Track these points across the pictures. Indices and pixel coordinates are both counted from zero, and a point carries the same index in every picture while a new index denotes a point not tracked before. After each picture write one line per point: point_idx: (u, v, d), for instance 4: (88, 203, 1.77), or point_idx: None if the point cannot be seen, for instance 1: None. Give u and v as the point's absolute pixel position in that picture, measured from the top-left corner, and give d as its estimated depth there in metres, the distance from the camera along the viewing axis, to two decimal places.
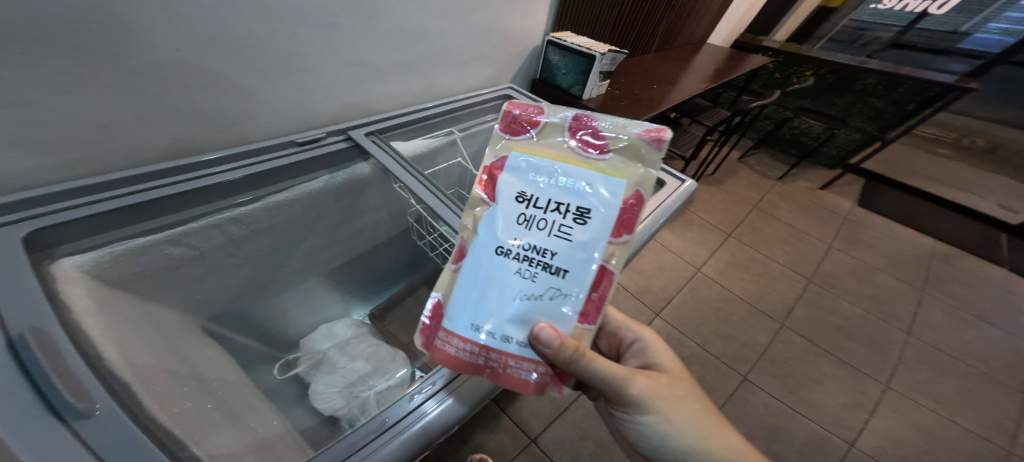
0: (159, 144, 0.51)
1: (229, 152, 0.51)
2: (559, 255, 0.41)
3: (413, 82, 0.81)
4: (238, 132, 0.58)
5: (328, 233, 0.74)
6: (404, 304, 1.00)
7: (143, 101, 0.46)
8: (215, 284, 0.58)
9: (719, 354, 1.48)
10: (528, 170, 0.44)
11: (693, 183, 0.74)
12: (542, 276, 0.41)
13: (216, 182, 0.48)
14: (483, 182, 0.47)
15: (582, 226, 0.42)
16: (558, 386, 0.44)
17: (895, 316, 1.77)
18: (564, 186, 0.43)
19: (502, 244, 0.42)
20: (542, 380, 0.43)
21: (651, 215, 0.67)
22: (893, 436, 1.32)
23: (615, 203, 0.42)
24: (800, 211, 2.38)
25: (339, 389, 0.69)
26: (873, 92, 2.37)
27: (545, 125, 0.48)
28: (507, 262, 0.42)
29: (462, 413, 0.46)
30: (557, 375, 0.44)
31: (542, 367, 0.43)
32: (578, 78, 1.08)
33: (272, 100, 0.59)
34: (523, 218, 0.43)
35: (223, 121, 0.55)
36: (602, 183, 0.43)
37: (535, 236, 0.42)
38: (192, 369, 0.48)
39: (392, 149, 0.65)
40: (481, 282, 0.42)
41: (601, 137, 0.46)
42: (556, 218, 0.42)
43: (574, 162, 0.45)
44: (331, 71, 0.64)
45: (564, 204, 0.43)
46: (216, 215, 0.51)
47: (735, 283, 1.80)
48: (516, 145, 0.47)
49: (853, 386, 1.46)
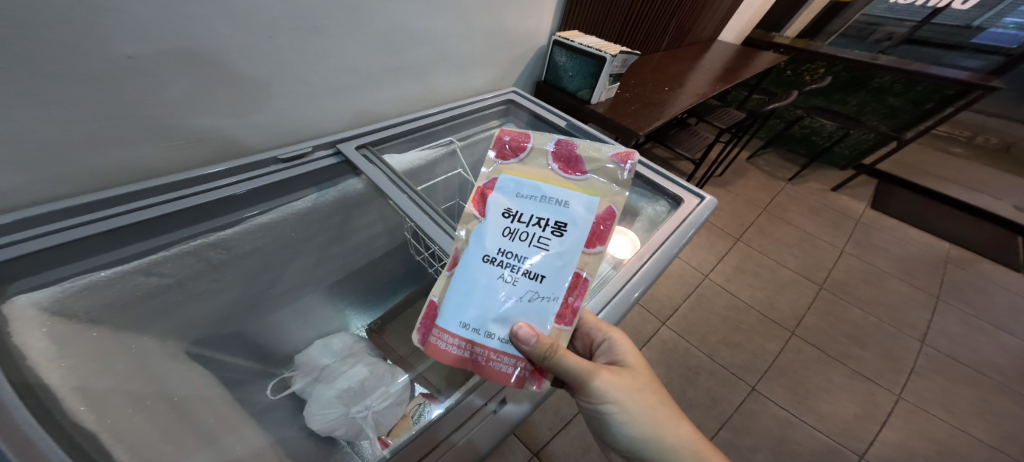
0: (130, 160, 0.47)
1: (230, 166, 0.49)
2: (537, 263, 0.40)
3: (411, 88, 0.77)
4: (221, 145, 0.54)
5: (320, 251, 0.70)
6: (404, 316, 0.95)
7: (112, 114, 0.42)
8: (201, 309, 0.54)
9: (726, 364, 1.43)
10: (514, 189, 0.43)
11: (712, 201, 0.68)
12: (522, 281, 0.40)
13: (210, 198, 0.46)
14: (478, 196, 0.44)
15: (559, 239, 0.40)
16: (538, 380, 0.41)
17: (909, 324, 1.70)
18: (546, 201, 0.42)
19: (490, 251, 0.41)
20: (524, 373, 0.40)
21: (670, 236, 0.62)
22: (905, 447, 1.27)
23: (591, 215, 0.41)
24: (811, 215, 2.30)
25: (336, 411, 0.66)
26: (889, 91, 2.28)
27: (532, 145, 0.47)
28: (490, 270, 0.40)
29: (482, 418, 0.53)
30: (538, 369, 0.41)
31: (523, 361, 0.40)
32: (586, 82, 1.03)
33: (256, 110, 0.55)
34: (507, 229, 0.41)
35: (205, 133, 0.51)
36: (583, 199, 0.42)
37: (518, 249, 0.40)
38: (174, 398, 0.45)
39: (385, 165, 0.61)
40: (467, 289, 0.40)
41: (579, 161, 0.46)
42: (538, 231, 0.41)
43: (556, 182, 0.43)
44: (320, 79, 0.60)
45: (544, 217, 0.41)
46: (194, 239, 0.47)
47: (744, 289, 1.74)
48: (508, 168, 0.45)
49: (864, 396, 1.40)
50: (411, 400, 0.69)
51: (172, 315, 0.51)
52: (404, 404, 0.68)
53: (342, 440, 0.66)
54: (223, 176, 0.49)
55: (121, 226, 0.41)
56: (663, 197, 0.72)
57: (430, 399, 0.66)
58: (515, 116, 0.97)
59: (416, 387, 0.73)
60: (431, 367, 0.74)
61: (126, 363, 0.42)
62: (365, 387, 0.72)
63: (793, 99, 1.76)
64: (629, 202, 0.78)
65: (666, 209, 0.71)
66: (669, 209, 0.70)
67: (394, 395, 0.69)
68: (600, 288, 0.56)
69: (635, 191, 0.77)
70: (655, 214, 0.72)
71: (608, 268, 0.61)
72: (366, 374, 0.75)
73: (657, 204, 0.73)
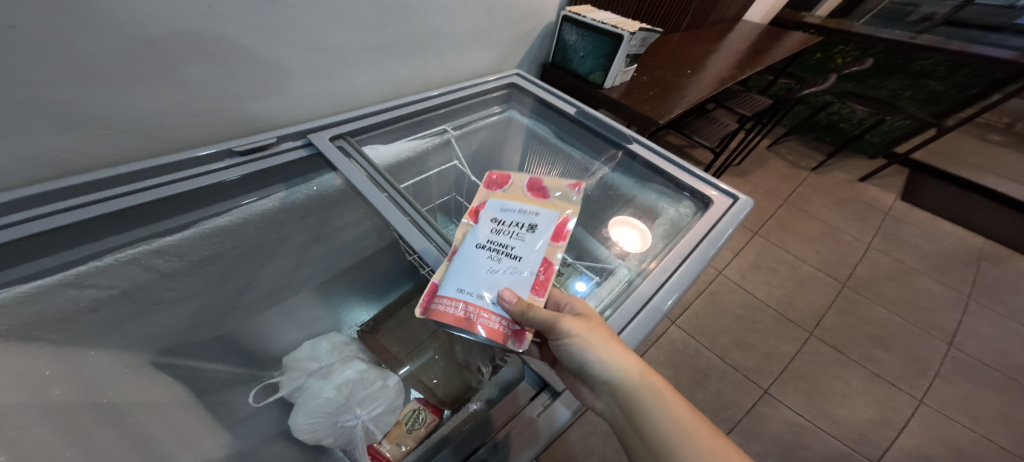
0: (43, 152, 0.39)
1: (218, 148, 0.46)
2: (519, 249, 0.39)
3: (395, 70, 0.69)
4: (159, 137, 0.47)
5: (299, 253, 0.65)
6: (399, 315, 0.83)
7: (14, 99, 0.35)
8: (159, 319, 0.49)
9: (738, 366, 1.33)
10: (499, 204, 0.44)
11: (748, 201, 0.59)
12: (506, 261, 0.39)
13: (209, 183, 0.44)
14: (474, 211, 0.45)
15: (534, 234, 0.40)
16: (520, 338, 0.36)
17: (936, 325, 1.58)
18: (523, 210, 0.42)
19: (481, 241, 0.41)
20: (505, 331, 0.36)
21: (701, 241, 0.53)
22: (923, 455, 1.18)
23: (559, 216, 0.41)
24: (836, 207, 2.14)
25: (321, 420, 0.61)
26: (931, 75, 2.06)
27: (515, 178, 0.47)
28: (480, 256, 0.40)
29: (520, 412, 0.44)
30: (522, 327, 0.36)
31: (505, 322, 0.36)
32: (598, 63, 0.92)
33: (203, 95, 0.48)
34: (494, 228, 0.42)
35: (138, 122, 0.44)
36: (553, 210, 0.42)
37: (503, 241, 0.40)
38: (117, 411, 0.40)
39: (364, 158, 0.56)
40: (462, 267, 0.39)
41: (545, 190, 0.44)
42: (518, 228, 0.41)
43: (527, 199, 0.44)
44: (280, 59, 0.52)
45: (523, 218, 0.42)
46: (132, 247, 0.41)
47: (761, 287, 1.61)
48: (496, 193, 0.45)
49: (883, 401, 1.29)
50: (405, 406, 0.68)
51: (124, 328, 0.45)
52: (398, 411, 0.66)
53: (337, 449, 0.64)
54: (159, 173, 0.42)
55: (25, 236, 0.34)
56: (688, 197, 0.63)
57: (425, 406, 0.67)
58: (519, 101, 0.88)
59: (411, 391, 0.72)
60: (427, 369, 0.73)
61: (65, 381, 0.37)
62: (354, 392, 0.66)
63: (832, 84, 1.58)
64: (647, 202, 0.68)
65: (691, 210, 0.61)
66: (694, 212, 0.61)
67: (387, 403, 0.65)
68: (623, 296, 0.47)
69: (655, 190, 0.68)
70: (677, 216, 0.62)
71: (628, 275, 0.53)
72: (352, 378, 0.69)
73: (680, 205, 0.64)
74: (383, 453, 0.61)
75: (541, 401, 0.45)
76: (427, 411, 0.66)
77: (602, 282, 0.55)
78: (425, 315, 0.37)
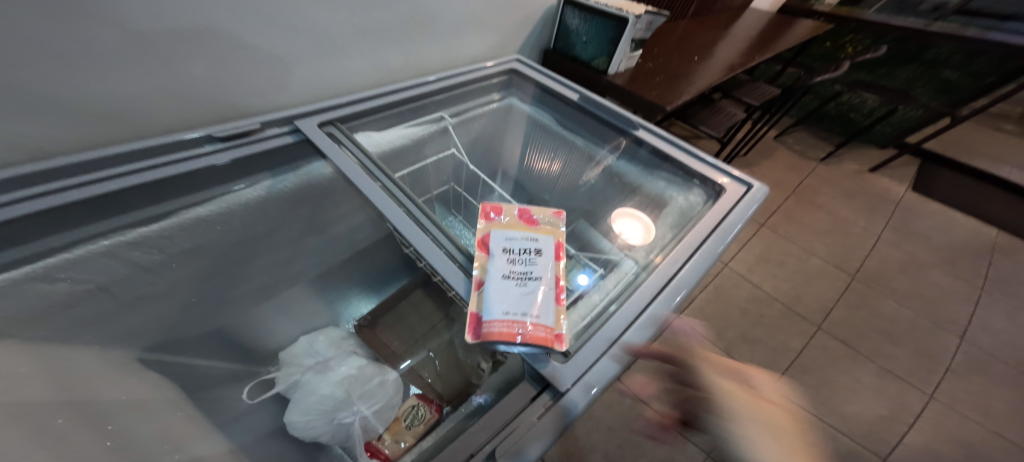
0: (9, 137, 0.36)
1: (205, 133, 0.44)
2: (537, 271, 0.41)
3: (387, 55, 0.66)
4: (130, 121, 0.44)
5: (291, 245, 0.63)
6: (397, 310, 0.80)
7: None
8: (142, 314, 0.47)
9: (744, 360, 1.29)
10: (503, 235, 0.45)
11: (764, 189, 0.55)
12: (531, 284, 0.40)
13: (192, 168, 0.42)
14: (480, 243, 0.44)
15: (542, 257, 0.43)
16: (562, 342, 0.36)
17: (948, 319, 1.53)
18: (525, 238, 0.45)
19: (502, 270, 0.41)
20: (551, 336, 0.36)
21: (712, 233, 0.50)
22: (934, 452, 1.14)
23: (555, 240, 0.46)
24: (845, 198, 2.08)
25: (319, 417, 0.60)
26: (946, 63, 1.99)
27: (506, 210, 0.49)
28: (507, 285, 0.39)
29: (520, 404, 0.35)
30: (561, 332, 0.37)
31: (549, 330, 0.36)
32: (602, 48, 0.88)
33: (178, 77, 0.45)
34: (508, 257, 0.42)
35: (107, 105, 0.41)
36: (548, 236, 0.46)
37: (520, 268, 0.41)
38: (99, 408, 0.38)
39: (355, 145, 0.53)
40: (495, 291, 0.38)
41: (534, 218, 0.49)
42: (527, 254, 0.43)
43: (522, 227, 0.47)
44: (263, 42, 0.49)
45: (527, 245, 0.44)
46: (105, 238, 0.39)
47: (767, 280, 1.57)
48: (495, 224, 0.47)
49: (893, 396, 1.26)
50: (404, 402, 0.65)
51: (104, 324, 0.43)
52: (397, 407, 0.64)
53: (336, 447, 0.62)
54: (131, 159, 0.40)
55: None
56: (698, 186, 0.60)
57: (425, 403, 0.65)
58: (519, 88, 0.84)
59: (411, 387, 0.71)
60: (426, 364, 0.72)
61: (45, 380, 0.34)
62: (353, 390, 0.63)
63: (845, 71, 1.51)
64: (655, 190, 0.65)
65: (701, 199, 0.58)
66: (705, 200, 0.57)
67: (385, 400, 0.63)
68: (631, 291, 0.44)
69: (663, 177, 0.65)
70: (686, 205, 0.58)
71: (634, 268, 0.50)
72: (348, 377, 0.65)
73: (689, 193, 0.60)
74: (382, 449, 0.59)
75: (545, 399, 0.35)
76: (427, 407, 0.64)
77: (607, 275, 0.52)
78: (482, 341, 0.35)
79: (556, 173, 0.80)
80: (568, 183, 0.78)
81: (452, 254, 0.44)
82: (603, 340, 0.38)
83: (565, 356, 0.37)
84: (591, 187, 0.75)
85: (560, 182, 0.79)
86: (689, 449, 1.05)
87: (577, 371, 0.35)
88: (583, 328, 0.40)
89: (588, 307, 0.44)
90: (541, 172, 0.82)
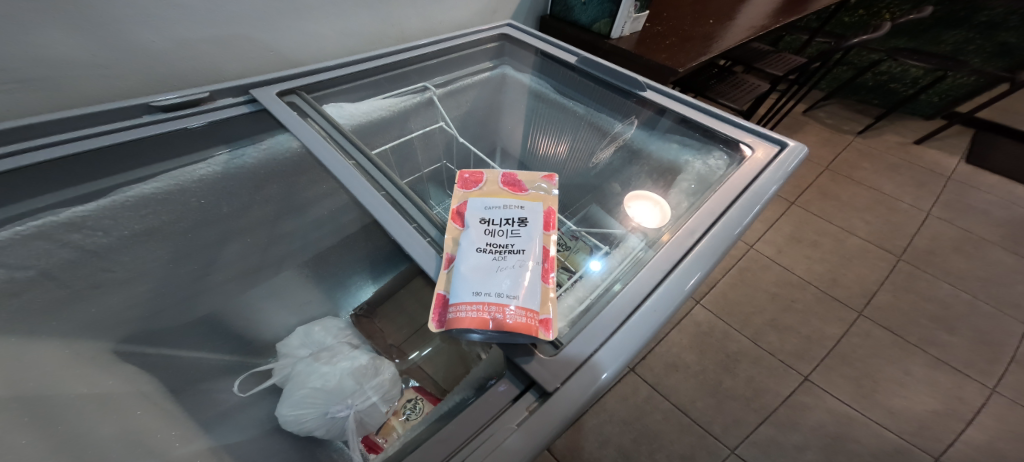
0: None
1: (144, 102, 0.41)
2: (520, 244, 0.35)
3: (355, 20, 0.61)
4: (60, 90, 0.41)
5: (269, 228, 0.60)
6: (398, 297, 0.76)
7: None
8: (104, 304, 0.44)
9: (774, 350, 1.17)
10: (482, 205, 0.39)
11: (798, 148, 0.47)
12: (512, 258, 0.34)
13: (127, 139, 0.40)
14: (456, 214, 0.38)
15: (527, 228, 0.37)
16: (548, 330, 0.30)
17: (1011, 303, 1.35)
18: (509, 206, 0.39)
19: (478, 243, 0.35)
20: (534, 322, 0.30)
21: (737, 201, 0.42)
22: (996, 449, 1.00)
23: (545, 208, 0.39)
24: (888, 172, 1.87)
25: (307, 410, 0.55)
26: (1002, 26, 1.71)
27: (489, 175, 0.43)
28: (482, 261, 0.33)
29: (510, 402, 0.29)
30: (548, 316, 0.31)
31: (532, 314, 0.30)
32: (603, 9, 0.79)
33: (111, 44, 0.41)
34: (486, 229, 0.36)
35: (36, 73, 0.38)
36: (537, 203, 0.40)
37: (501, 240, 0.35)
38: (57, 398, 0.35)
39: (321, 114, 0.49)
40: (470, 269, 0.32)
41: (520, 184, 0.42)
42: (510, 225, 0.37)
43: (506, 194, 0.40)
44: (207, 7, 0.45)
45: (510, 213, 0.38)
46: (33, 218, 0.36)
47: (799, 262, 1.43)
48: (474, 192, 0.40)
49: (947, 390, 1.12)
50: (404, 396, 0.64)
51: (63, 315, 0.40)
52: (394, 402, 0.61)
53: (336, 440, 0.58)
54: (59, 131, 0.38)
55: None
56: (720, 149, 0.51)
57: (424, 396, 0.62)
58: (513, 55, 0.76)
59: (409, 380, 0.65)
60: (427, 357, 0.66)
61: None
62: (342, 381, 0.58)
63: (888, 29, 1.31)
64: (668, 156, 0.57)
65: (724, 162, 0.49)
66: (727, 163, 0.49)
67: (376, 397, 0.58)
68: (639, 269, 0.37)
69: (676, 141, 0.57)
70: (705, 170, 0.50)
71: (641, 244, 0.43)
72: (347, 371, 0.59)
73: (709, 157, 0.52)
74: (380, 443, 0.58)
75: (529, 396, 0.29)
76: (425, 400, 0.61)
77: (612, 253, 0.45)
78: (452, 327, 0.29)
79: (564, 155, 0.75)
80: (580, 165, 0.72)
81: (427, 232, 0.37)
82: (603, 328, 0.31)
83: (555, 347, 0.30)
84: (603, 166, 0.67)
85: (569, 166, 0.73)
86: (711, 445, 0.97)
87: (567, 367, 0.28)
88: (581, 313, 0.34)
89: (588, 288, 0.37)
90: (547, 156, 0.77)
